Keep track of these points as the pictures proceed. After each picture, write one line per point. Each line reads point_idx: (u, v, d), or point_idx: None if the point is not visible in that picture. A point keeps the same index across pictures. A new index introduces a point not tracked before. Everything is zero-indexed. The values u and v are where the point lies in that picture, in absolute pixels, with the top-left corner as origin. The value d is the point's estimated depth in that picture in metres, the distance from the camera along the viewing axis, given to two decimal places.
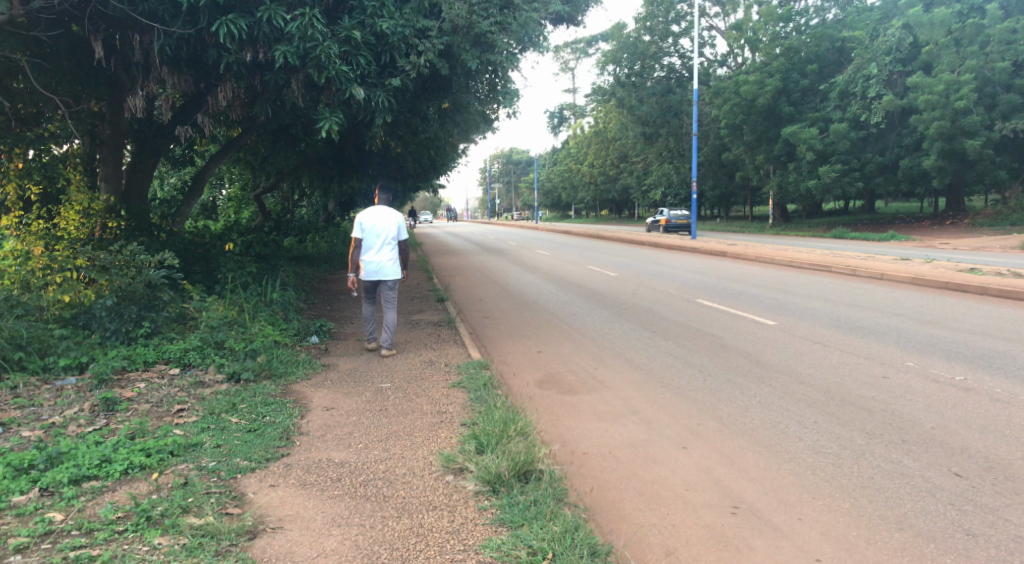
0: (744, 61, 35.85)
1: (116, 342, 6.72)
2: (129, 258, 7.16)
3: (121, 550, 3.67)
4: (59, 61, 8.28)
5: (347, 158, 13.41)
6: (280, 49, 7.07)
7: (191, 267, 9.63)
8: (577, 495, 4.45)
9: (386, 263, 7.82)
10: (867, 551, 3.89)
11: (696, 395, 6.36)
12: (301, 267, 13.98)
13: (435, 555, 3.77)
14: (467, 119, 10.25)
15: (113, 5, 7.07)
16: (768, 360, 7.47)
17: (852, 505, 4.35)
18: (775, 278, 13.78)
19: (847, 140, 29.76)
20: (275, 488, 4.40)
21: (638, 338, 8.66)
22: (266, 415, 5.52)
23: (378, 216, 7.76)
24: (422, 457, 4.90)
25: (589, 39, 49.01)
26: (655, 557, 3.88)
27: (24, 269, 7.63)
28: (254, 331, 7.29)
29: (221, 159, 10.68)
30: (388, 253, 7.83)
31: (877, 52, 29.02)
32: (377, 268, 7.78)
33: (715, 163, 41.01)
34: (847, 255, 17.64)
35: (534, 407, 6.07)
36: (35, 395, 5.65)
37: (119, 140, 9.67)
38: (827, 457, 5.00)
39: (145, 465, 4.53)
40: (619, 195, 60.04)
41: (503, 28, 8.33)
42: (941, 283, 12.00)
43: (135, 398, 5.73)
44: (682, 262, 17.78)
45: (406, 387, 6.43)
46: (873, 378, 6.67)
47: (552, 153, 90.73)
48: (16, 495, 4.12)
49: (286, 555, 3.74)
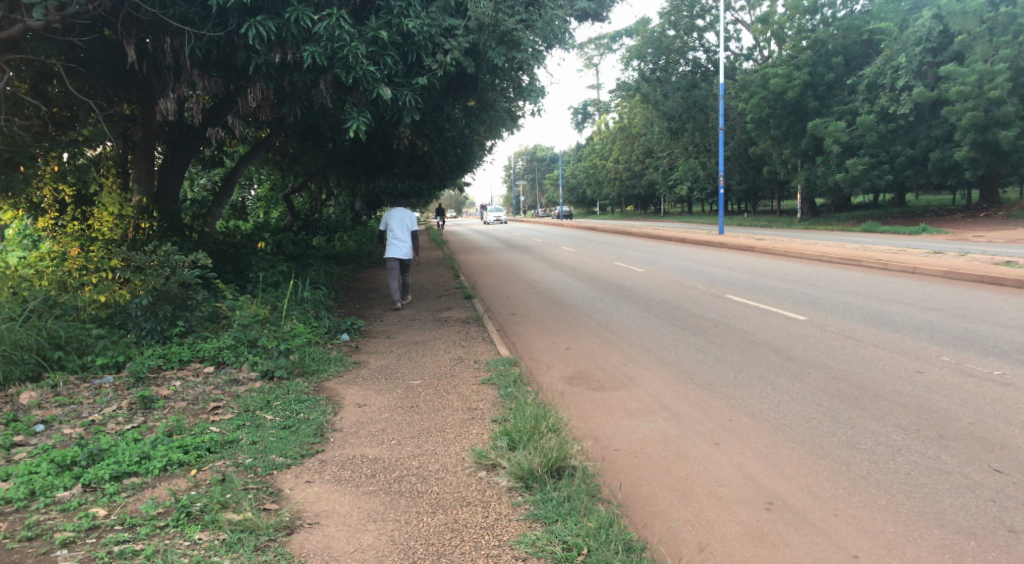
0: (771, 54, 35.47)
1: (152, 341, 6.83)
2: (163, 259, 7.15)
3: (163, 544, 3.76)
4: (93, 65, 8.44)
5: (374, 157, 13.46)
6: (308, 50, 7.13)
7: (222, 267, 9.70)
8: (610, 491, 4.45)
9: (408, 246, 9.69)
10: (906, 548, 3.84)
11: (727, 391, 6.30)
12: (330, 265, 14.10)
13: (471, 550, 3.79)
14: (493, 117, 10.29)
15: (145, 8, 7.18)
16: (799, 355, 7.39)
17: (888, 501, 4.30)
18: (804, 273, 13.62)
19: (875, 132, 29.34)
20: (311, 483, 4.46)
21: (667, 333, 8.63)
22: (300, 412, 5.59)
23: (400, 211, 9.59)
24: (455, 453, 4.93)
25: (612, 35, 48.57)
26: (690, 552, 3.87)
27: (61, 270, 7.90)
28: (286, 329, 7.39)
29: (251, 159, 10.83)
30: (404, 240, 9.58)
31: (906, 43, 28.21)
32: (400, 251, 9.57)
33: (742, 157, 40.61)
34: (881, 249, 17.28)
35: (564, 404, 6.06)
36: (75, 393, 5.76)
37: (151, 141, 9.82)
38: (862, 453, 4.95)
39: (183, 461, 4.62)
40: (644, 190, 59.67)
41: (527, 26, 8.40)
42: (976, 277, 11.78)
43: (171, 396, 5.81)
44: (711, 258, 17.58)
45: (436, 383, 6.48)
46: (907, 372, 6.59)
47: (577, 148, 90.05)
48: (60, 491, 4.24)
49: (323, 551, 3.79)
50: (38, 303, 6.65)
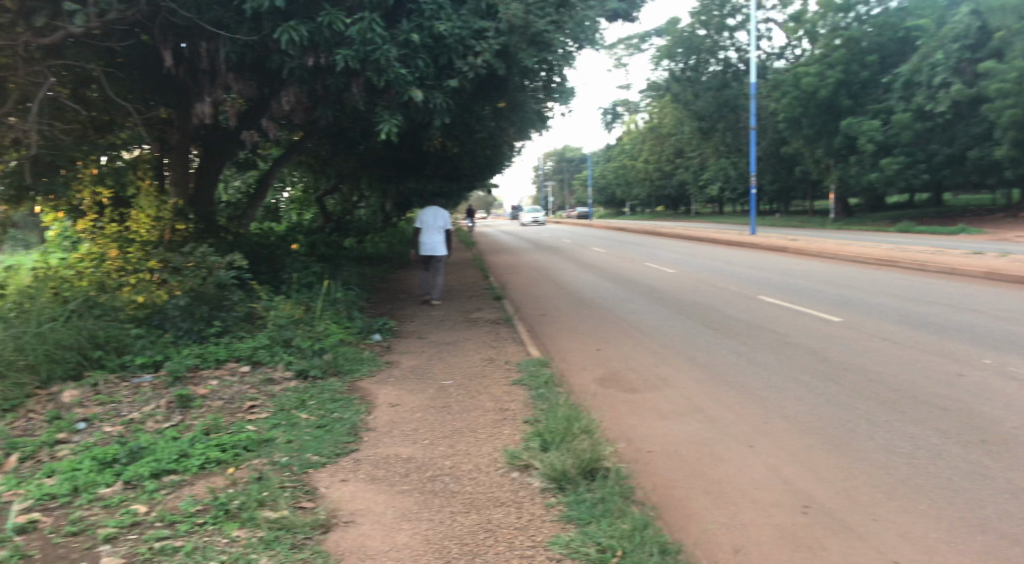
0: (803, 53, 35.00)
1: (189, 340, 6.96)
2: (200, 260, 7.69)
3: (202, 541, 3.81)
4: (131, 70, 8.62)
5: (404, 159, 13.55)
6: (341, 54, 7.20)
7: (257, 268, 9.86)
8: (644, 493, 4.42)
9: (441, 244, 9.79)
10: (948, 554, 3.76)
11: (762, 393, 6.24)
12: (362, 266, 14.23)
13: (505, 550, 3.80)
14: (523, 118, 10.31)
15: (182, 13, 7.32)
16: (835, 356, 7.30)
17: (930, 507, 4.21)
18: (838, 273, 13.45)
19: (910, 131, 28.81)
20: (346, 482, 4.50)
21: (700, 334, 8.57)
22: (334, 411, 5.64)
23: (433, 211, 9.75)
24: (488, 453, 4.95)
25: (641, 36, 48.31)
26: (726, 555, 3.83)
27: (100, 271, 8.10)
28: (320, 329, 7.48)
29: (284, 161, 10.97)
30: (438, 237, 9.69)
31: (943, 40, 27.59)
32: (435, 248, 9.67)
33: (774, 157, 40.17)
34: (919, 250, 16.98)
35: (597, 405, 6.04)
36: (114, 391, 5.88)
37: (187, 144, 10.01)
38: (901, 457, 4.86)
39: (221, 460, 4.70)
40: (674, 191, 59.29)
41: (558, 27, 8.37)
42: (1018, 278, 11.51)
43: (209, 394, 5.91)
44: (744, 258, 17.43)
45: (468, 384, 6.50)
46: (947, 376, 6.45)
47: (606, 149, 89.71)
48: (102, 487, 4.33)
49: (359, 549, 3.81)
50: (78, 303, 6.80)
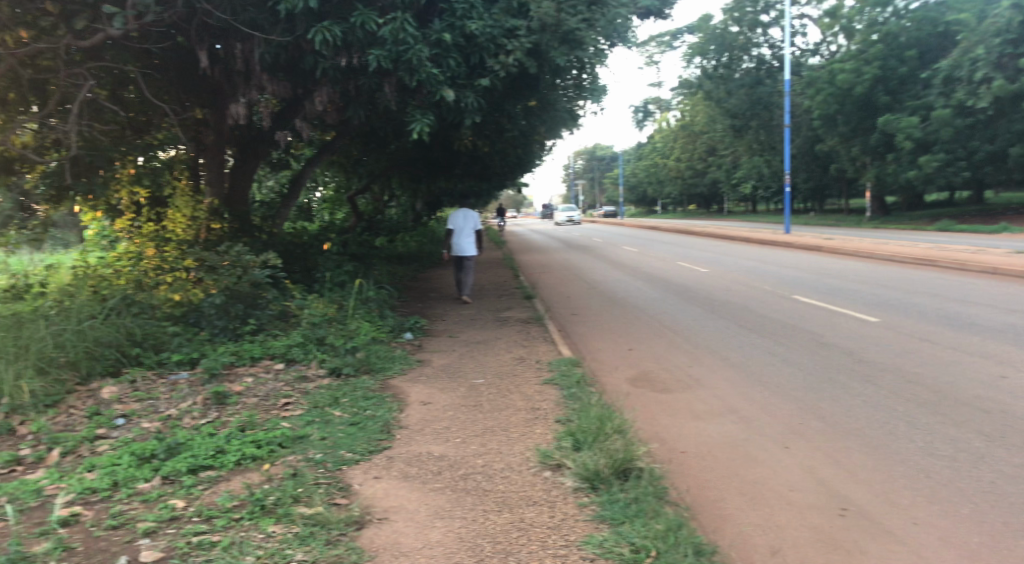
0: (839, 49, 34.40)
1: (224, 338, 7.06)
2: (235, 259, 7.63)
3: (238, 536, 3.86)
4: (168, 72, 8.78)
5: (435, 159, 13.61)
6: (373, 53, 7.24)
7: (290, 267, 9.98)
8: (678, 494, 4.38)
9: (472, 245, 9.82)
10: (992, 559, 3.66)
11: (798, 394, 6.14)
12: (393, 265, 14.33)
13: (538, 549, 3.79)
14: (553, 116, 10.29)
15: (217, 15, 7.43)
16: (872, 357, 7.16)
17: (973, 511, 4.11)
18: (874, 273, 13.20)
19: (950, 128, 28.15)
20: (379, 479, 4.53)
21: (734, 334, 8.47)
22: (367, 409, 5.68)
23: (464, 213, 9.76)
24: (519, 452, 4.94)
25: (673, 33, 47.85)
26: (762, 557, 3.78)
27: (138, 270, 8.26)
28: (352, 327, 7.55)
29: (317, 161, 11.08)
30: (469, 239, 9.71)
31: (985, 34, 26.88)
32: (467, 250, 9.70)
33: (808, 155, 39.57)
34: (961, 250, 16.55)
35: (629, 405, 6.00)
36: (152, 388, 5.99)
37: (222, 144, 10.15)
38: (942, 459, 4.75)
39: (257, 456, 4.76)
40: (706, 189, 58.69)
41: (590, 25, 8.24)
42: None
43: (244, 392, 5.99)
44: (778, 257, 17.18)
45: (499, 383, 6.50)
46: (990, 378, 6.28)
47: (637, 148, 89.14)
48: (141, 482, 4.41)
49: (392, 546, 3.83)
50: (117, 301, 6.95)
